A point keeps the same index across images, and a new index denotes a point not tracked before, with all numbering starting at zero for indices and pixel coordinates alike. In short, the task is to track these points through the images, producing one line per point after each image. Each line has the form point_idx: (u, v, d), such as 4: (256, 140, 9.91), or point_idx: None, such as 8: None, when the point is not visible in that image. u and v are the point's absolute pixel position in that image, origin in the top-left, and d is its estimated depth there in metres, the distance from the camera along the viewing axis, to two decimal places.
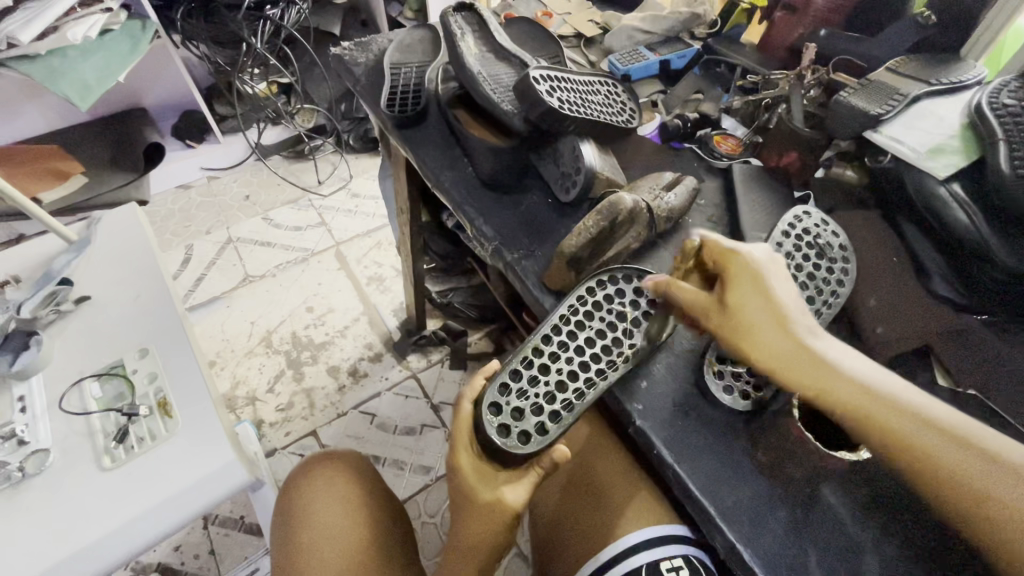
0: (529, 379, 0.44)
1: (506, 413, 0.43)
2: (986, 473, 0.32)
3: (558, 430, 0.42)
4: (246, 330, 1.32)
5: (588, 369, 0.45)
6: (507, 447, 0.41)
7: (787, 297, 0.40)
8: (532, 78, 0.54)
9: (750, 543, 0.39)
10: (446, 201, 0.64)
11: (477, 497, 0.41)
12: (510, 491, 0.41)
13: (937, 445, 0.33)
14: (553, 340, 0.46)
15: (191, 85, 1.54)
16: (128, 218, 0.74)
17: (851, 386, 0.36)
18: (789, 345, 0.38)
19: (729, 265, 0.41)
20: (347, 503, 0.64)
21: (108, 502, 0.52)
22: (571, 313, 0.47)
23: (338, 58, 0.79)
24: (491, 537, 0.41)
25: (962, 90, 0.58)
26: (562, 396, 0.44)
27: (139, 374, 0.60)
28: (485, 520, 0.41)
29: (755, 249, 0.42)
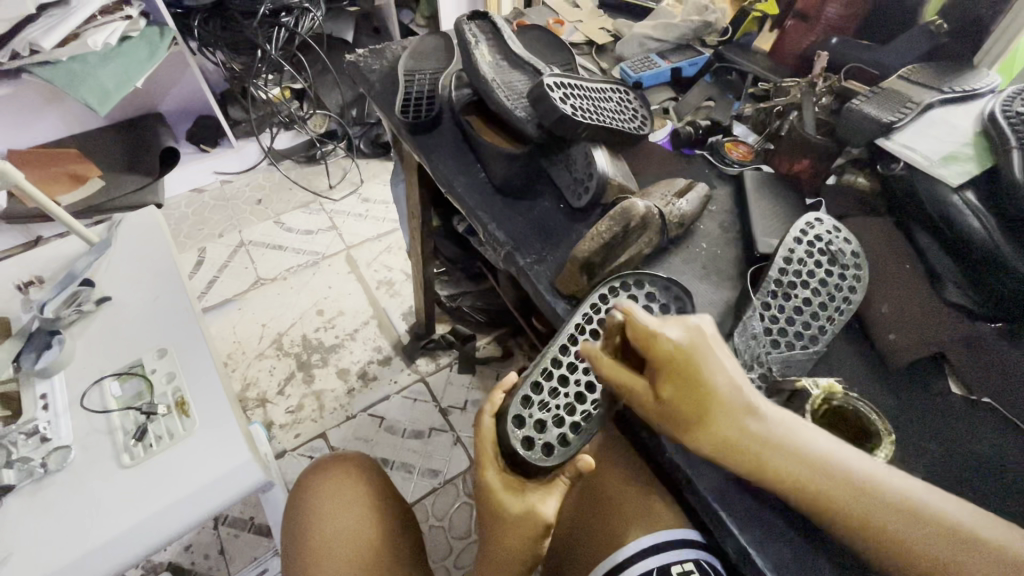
0: (549, 391, 0.45)
1: (529, 426, 0.43)
2: (960, 563, 0.31)
3: (579, 442, 0.43)
4: (257, 332, 1.33)
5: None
6: (531, 460, 0.42)
7: (727, 380, 0.35)
8: (547, 85, 0.55)
9: (762, 548, 0.39)
10: (458, 206, 0.64)
11: (508, 511, 0.40)
12: (540, 501, 0.41)
13: (909, 533, 0.32)
14: (570, 351, 0.46)
15: (207, 91, 1.57)
16: (147, 220, 0.75)
17: (814, 472, 0.34)
18: (742, 438, 0.35)
19: (656, 355, 0.36)
20: (358, 504, 0.65)
21: (127, 500, 0.53)
22: (586, 322, 0.47)
23: (353, 65, 0.80)
24: (522, 550, 0.40)
25: (975, 98, 0.58)
26: (582, 407, 0.44)
27: (158, 374, 0.61)
28: (520, 535, 0.40)
29: (682, 324, 0.37)
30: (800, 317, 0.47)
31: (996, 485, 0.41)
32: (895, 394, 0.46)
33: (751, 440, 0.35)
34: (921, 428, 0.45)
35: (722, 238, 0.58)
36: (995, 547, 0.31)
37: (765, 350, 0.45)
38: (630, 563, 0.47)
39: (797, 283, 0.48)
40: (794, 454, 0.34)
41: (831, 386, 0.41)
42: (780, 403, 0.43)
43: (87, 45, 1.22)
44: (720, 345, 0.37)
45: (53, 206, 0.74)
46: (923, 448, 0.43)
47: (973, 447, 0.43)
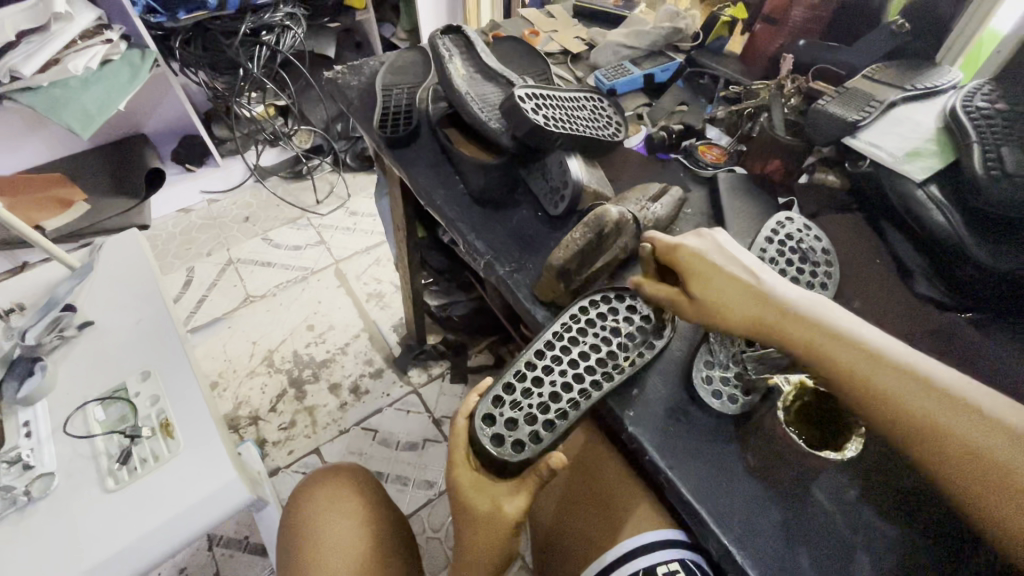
0: (522, 391, 0.45)
1: (500, 424, 0.43)
2: (958, 422, 0.33)
3: (551, 438, 0.43)
4: (248, 350, 1.33)
5: (583, 380, 0.46)
6: (501, 456, 0.42)
7: (740, 272, 0.43)
8: (518, 97, 0.56)
9: (743, 546, 0.39)
10: (438, 217, 0.65)
11: (480, 509, 0.42)
12: (509, 501, 0.42)
13: (916, 401, 0.35)
14: (546, 355, 0.47)
15: (190, 111, 1.57)
16: (130, 243, 0.75)
17: (821, 339, 0.39)
18: (759, 310, 0.41)
19: (678, 260, 0.44)
20: (343, 512, 0.65)
21: (112, 524, 0.52)
22: (563, 329, 0.48)
23: (332, 81, 0.81)
24: (493, 545, 0.42)
25: (937, 95, 0.59)
26: (557, 405, 0.44)
27: (142, 397, 0.61)
28: (489, 531, 0.42)
29: (696, 238, 0.46)
30: None
31: None
32: None
33: (760, 316, 0.41)
34: None
35: None
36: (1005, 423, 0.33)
37: (739, 349, 0.46)
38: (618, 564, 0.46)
39: None
40: (805, 324, 0.40)
41: (803, 382, 0.43)
42: (756, 400, 0.44)
43: (69, 71, 1.22)
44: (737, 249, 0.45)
45: (32, 232, 0.74)
46: None
47: None
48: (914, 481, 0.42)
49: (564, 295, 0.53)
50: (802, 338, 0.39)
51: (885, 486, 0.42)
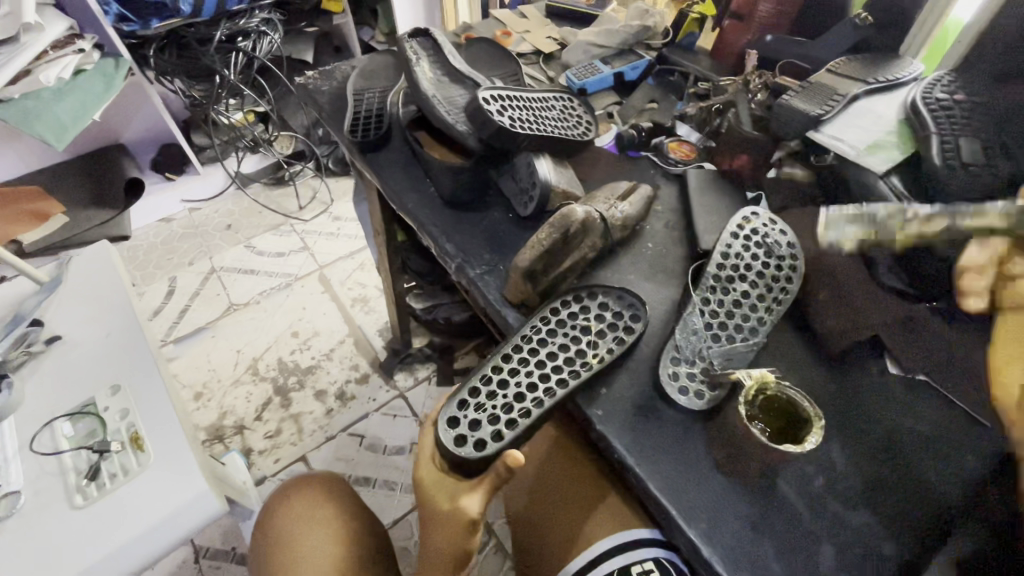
0: (487, 393, 0.45)
1: (463, 425, 0.44)
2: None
3: (512, 437, 0.43)
4: (232, 359, 1.32)
5: (548, 380, 0.46)
6: (460, 454, 0.42)
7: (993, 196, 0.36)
8: (482, 99, 0.56)
9: (710, 541, 0.39)
10: (410, 221, 0.65)
11: (439, 505, 0.43)
12: (465, 499, 0.42)
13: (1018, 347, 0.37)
14: (513, 358, 0.47)
15: (168, 119, 1.56)
16: (101, 255, 0.73)
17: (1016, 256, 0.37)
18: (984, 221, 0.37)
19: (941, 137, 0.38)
20: (312, 516, 0.65)
21: (76, 541, 0.50)
22: (534, 332, 0.48)
23: (302, 87, 0.80)
24: (456, 539, 0.43)
25: (899, 87, 0.60)
26: (520, 405, 0.44)
27: (111, 411, 0.59)
28: (448, 528, 0.43)
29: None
30: (738, 309, 0.48)
31: (929, 457, 0.43)
32: (838, 380, 0.48)
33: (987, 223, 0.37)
34: (864, 412, 0.46)
35: (667, 237, 0.59)
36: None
37: (705, 344, 0.47)
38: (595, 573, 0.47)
39: (736, 277, 0.50)
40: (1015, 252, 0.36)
41: (766, 377, 0.43)
42: (722, 395, 0.45)
43: (40, 81, 1.21)
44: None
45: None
46: (863, 432, 0.45)
47: (909, 425, 0.45)
48: (877, 471, 0.43)
49: (533, 296, 0.53)
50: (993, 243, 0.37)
51: (849, 478, 0.42)
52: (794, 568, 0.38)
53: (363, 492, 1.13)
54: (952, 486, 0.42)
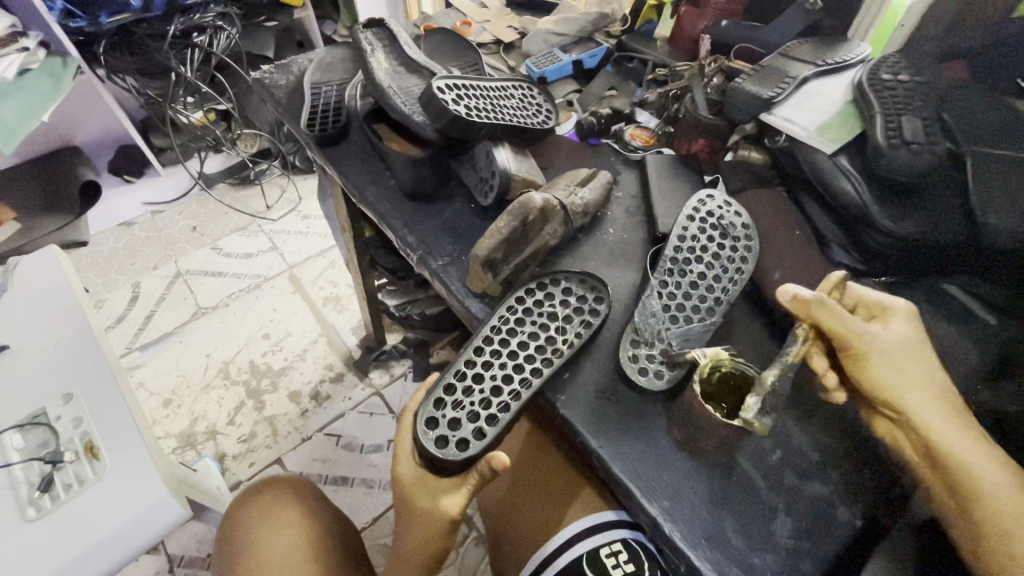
0: (463, 390, 0.45)
1: (443, 425, 0.44)
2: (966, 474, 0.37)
3: (495, 433, 0.43)
4: (202, 363, 1.29)
5: (523, 370, 0.46)
6: (446, 457, 0.42)
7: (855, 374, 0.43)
8: (437, 88, 0.56)
9: (672, 517, 0.40)
10: (372, 215, 0.64)
11: (421, 503, 0.44)
12: (447, 498, 0.44)
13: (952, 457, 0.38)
14: (485, 351, 0.47)
15: (123, 119, 1.50)
16: (47, 259, 0.69)
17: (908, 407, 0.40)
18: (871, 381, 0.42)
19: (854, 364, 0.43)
20: (270, 518, 0.65)
21: (31, 555, 0.48)
22: (501, 323, 0.48)
23: (258, 82, 0.78)
24: (433, 539, 0.44)
25: (847, 70, 0.62)
26: (498, 399, 0.44)
27: (63, 420, 0.56)
28: (426, 524, 0.44)
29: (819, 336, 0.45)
30: (696, 290, 0.49)
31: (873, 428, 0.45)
32: None
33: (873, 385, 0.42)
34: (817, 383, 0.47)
35: (628, 223, 0.60)
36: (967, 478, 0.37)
37: (664, 326, 0.47)
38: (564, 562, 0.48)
39: (693, 258, 0.50)
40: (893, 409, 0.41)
41: (718, 354, 0.42)
42: (682, 374, 0.45)
43: None
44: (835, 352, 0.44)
45: None
46: (815, 404, 0.46)
47: None
48: (828, 441, 0.44)
49: (495, 285, 0.52)
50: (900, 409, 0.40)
51: (805, 451, 0.43)
52: (752, 537, 0.40)
53: (341, 492, 1.12)
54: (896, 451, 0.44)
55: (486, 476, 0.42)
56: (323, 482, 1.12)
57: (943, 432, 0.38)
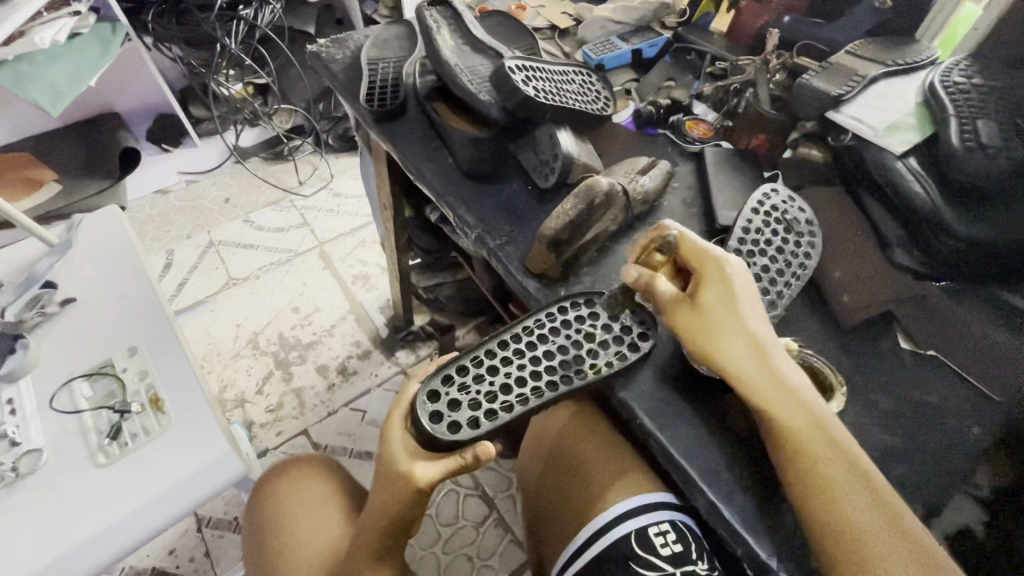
0: (474, 375, 0.45)
1: (443, 401, 0.44)
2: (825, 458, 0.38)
3: (489, 427, 0.43)
4: (232, 333, 1.31)
5: (539, 378, 0.45)
6: (435, 433, 0.42)
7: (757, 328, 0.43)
8: (509, 68, 0.57)
9: (728, 502, 0.41)
10: (427, 191, 0.65)
11: (394, 467, 0.42)
12: (422, 467, 0.42)
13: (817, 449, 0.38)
14: (510, 346, 0.47)
15: (165, 87, 1.52)
16: (110, 220, 0.73)
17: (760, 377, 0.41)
18: (748, 355, 0.41)
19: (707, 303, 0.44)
20: (300, 497, 0.62)
21: (101, 498, 0.53)
22: (536, 325, 0.48)
23: (315, 55, 0.79)
24: (397, 505, 0.43)
25: (917, 70, 0.61)
26: (504, 398, 0.44)
27: (129, 372, 0.61)
28: (395, 488, 0.43)
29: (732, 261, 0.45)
30: (758, 283, 0.49)
31: (930, 430, 0.45)
32: (850, 351, 0.49)
33: (751, 350, 0.42)
34: (872, 381, 0.48)
35: (685, 213, 0.60)
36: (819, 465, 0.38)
37: None
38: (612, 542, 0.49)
39: (756, 251, 0.51)
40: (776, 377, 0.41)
41: (790, 345, 0.46)
42: None
43: (34, 43, 1.14)
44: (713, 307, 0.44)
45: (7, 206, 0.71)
46: (872, 403, 0.46)
47: (917, 395, 0.47)
48: (887, 439, 0.44)
49: (555, 267, 0.53)
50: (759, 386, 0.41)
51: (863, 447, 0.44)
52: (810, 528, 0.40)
53: (365, 466, 1.13)
54: (955, 453, 0.44)
55: (466, 461, 0.42)
56: (348, 456, 1.14)
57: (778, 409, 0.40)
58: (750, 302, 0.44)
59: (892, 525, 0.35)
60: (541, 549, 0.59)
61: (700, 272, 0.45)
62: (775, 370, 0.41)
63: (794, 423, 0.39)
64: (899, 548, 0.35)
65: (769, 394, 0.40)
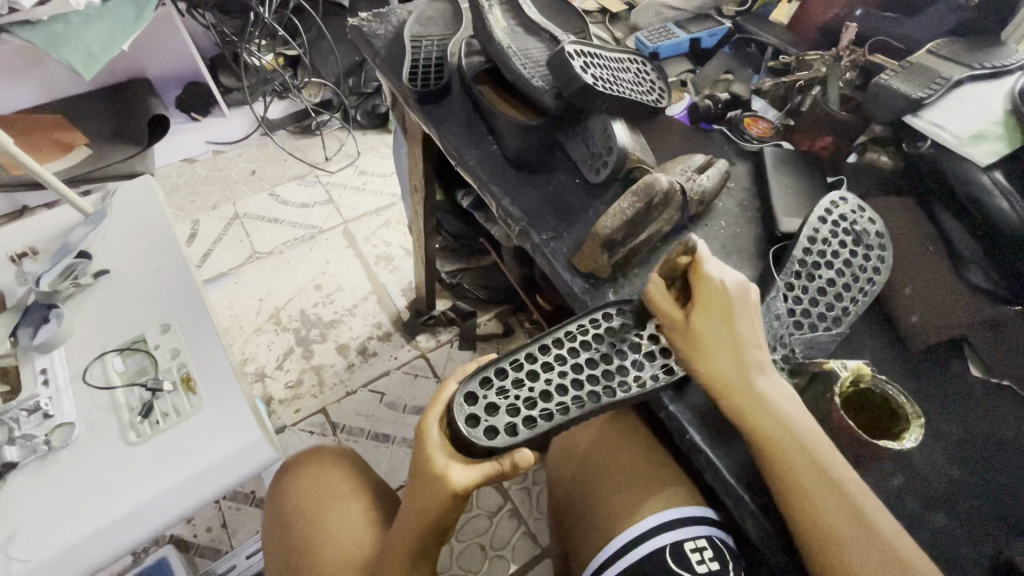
0: (514, 380, 0.42)
1: (480, 405, 0.41)
2: (820, 491, 0.35)
3: (527, 435, 0.40)
4: (254, 307, 1.31)
5: (582, 388, 0.43)
6: (469, 437, 0.39)
7: (747, 339, 0.40)
8: (568, 53, 0.53)
9: (782, 528, 0.39)
10: (469, 179, 0.62)
11: (428, 468, 0.40)
12: (457, 472, 0.39)
13: (807, 480, 0.36)
14: (551, 351, 0.44)
15: (196, 55, 1.51)
16: (144, 191, 0.73)
17: (753, 399, 0.38)
18: (734, 372, 0.39)
19: (696, 319, 0.41)
20: (328, 491, 0.61)
21: (135, 476, 0.54)
22: (579, 331, 0.45)
23: (356, 29, 0.75)
24: (433, 508, 0.41)
25: (1005, 75, 0.57)
26: (544, 405, 0.41)
27: (162, 350, 0.62)
28: (433, 492, 0.40)
29: (727, 275, 0.42)
30: (824, 297, 0.47)
31: (1007, 465, 0.42)
32: (916, 375, 0.46)
33: (741, 369, 0.39)
34: (939, 410, 0.45)
35: (742, 215, 0.56)
36: (808, 497, 0.35)
37: (788, 331, 0.45)
38: (649, 557, 0.47)
39: (823, 263, 0.48)
40: (763, 399, 0.38)
41: (860, 368, 0.41)
42: (804, 382, 0.43)
43: (70, 4, 1.13)
44: (710, 321, 0.41)
45: (41, 170, 0.70)
46: (941, 432, 0.43)
47: (991, 428, 0.44)
48: (957, 473, 0.41)
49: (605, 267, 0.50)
50: (752, 408, 0.38)
51: (930, 480, 0.41)
52: None
53: (381, 448, 1.12)
54: None
55: (505, 470, 0.39)
56: (365, 438, 1.13)
57: (770, 434, 0.37)
58: (750, 321, 0.41)
59: (879, 543, 0.34)
60: (569, 551, 0.57)
61: (696, 288, 0.42)
62: (762, 389, 0.39)
63: (785, 449, 0.37)
64: (876, 561, 0.33)
65: (757, 414, 0.38)
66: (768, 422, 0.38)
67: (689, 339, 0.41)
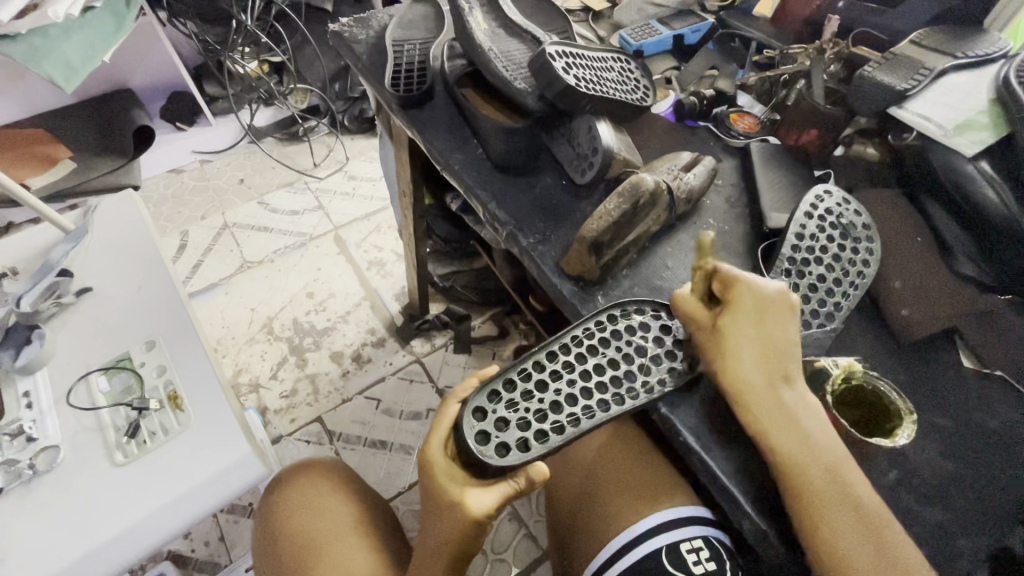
0: (523, 392, 0.41)
1: (490, 421, 0.40)
2: (846, 530, 0.34)
3: (542, 450, 0.39)
4: (246, 317, 1.30)
5: (590, 397, 0.42)
6: (481, 455, 0.39)
7: (777, 348, 0.39)
8: (549, 54, 0.52)
9: (779, 529, 0.39)
10: (456, 184, 0.61)
11: (443, 496, 0.39)
12: (476, 498, 0.39)
13: (832, 517, 0.35)
14: (559, 358, 0.43)
15: (179, 64, 1.49)
16: (126, 205, 0.73)
17: (781, 417, 0.37)
18: (762, 383, 0.38)
19: (725, 323, 0.40)
20: (326, 517, 0.60)
21: (123, 498, 0.53)
22: (586, 335, 0.45)
23: (337, 35, 0.74)
24: (454, 538, 0.40)
25: (988, 63, 0.57)
26: (555, 417, 0.41)
27: (146, 367, 0.61)
28: (449, 522, 0.39)
29: (765, 281, 0.41)
30: (815, 294, 0.46)
31: (1001, 455, 0.42)
32: (908, 368, 0.46)
33: (768, 381, 0.38)
34: (932, 402, 0.44)
35: (729, 212, 0.56)
36: (831, 532, 0.34)
37: None
38: (646, 562, 0.47)
39: (811, 259, 0.48)
40: (792, 417, 0.37)
41: (852, 365, 0.41)
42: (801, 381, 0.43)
43: (48, 17, 1.09)
44: (746, 326, 0.39)
45: (18, 188, 0.68)
46: (935, 426, 0.43)
47: (985, 421, 0.43)
48: (951, 466, 0.41)
49: (593, 270, 0.50)
50: (776, 425, 0.37)
51: (926, 474, 0.41)
52: None
53: (379, 456, 1.12)
54: None
55: (523, 487, 0.39)
56: (362, 445, 1.12)
57: (795, 456, 0.36)
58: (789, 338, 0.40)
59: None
60: (566, 558, 0.57)
61: (732, 292, 0.40)
62: (792, 408, 0.38)
63: (812, 477, 0.36)
64: None
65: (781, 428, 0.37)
66: (798, 446, 0.36)
67: (718, 344, 0.40)
